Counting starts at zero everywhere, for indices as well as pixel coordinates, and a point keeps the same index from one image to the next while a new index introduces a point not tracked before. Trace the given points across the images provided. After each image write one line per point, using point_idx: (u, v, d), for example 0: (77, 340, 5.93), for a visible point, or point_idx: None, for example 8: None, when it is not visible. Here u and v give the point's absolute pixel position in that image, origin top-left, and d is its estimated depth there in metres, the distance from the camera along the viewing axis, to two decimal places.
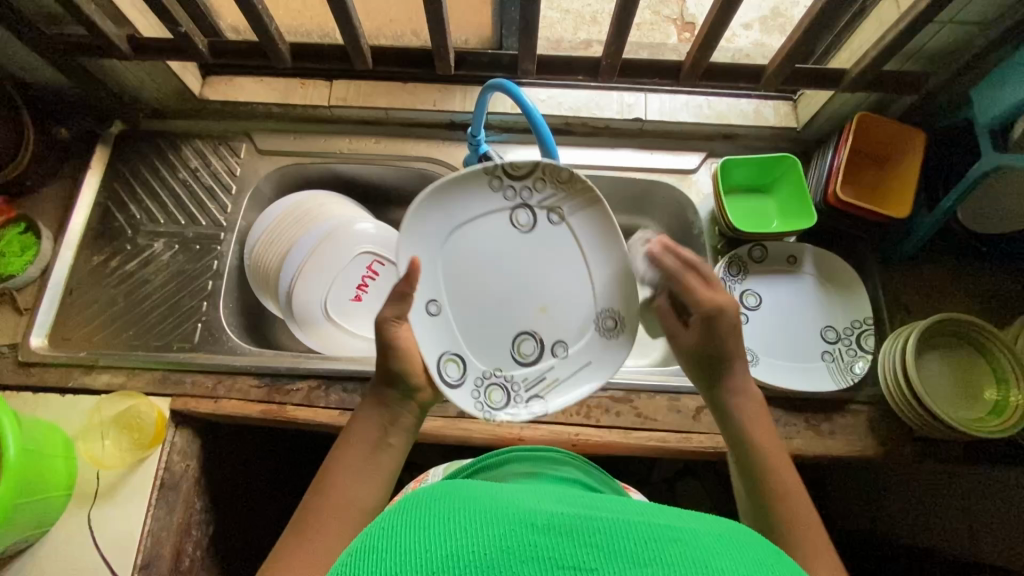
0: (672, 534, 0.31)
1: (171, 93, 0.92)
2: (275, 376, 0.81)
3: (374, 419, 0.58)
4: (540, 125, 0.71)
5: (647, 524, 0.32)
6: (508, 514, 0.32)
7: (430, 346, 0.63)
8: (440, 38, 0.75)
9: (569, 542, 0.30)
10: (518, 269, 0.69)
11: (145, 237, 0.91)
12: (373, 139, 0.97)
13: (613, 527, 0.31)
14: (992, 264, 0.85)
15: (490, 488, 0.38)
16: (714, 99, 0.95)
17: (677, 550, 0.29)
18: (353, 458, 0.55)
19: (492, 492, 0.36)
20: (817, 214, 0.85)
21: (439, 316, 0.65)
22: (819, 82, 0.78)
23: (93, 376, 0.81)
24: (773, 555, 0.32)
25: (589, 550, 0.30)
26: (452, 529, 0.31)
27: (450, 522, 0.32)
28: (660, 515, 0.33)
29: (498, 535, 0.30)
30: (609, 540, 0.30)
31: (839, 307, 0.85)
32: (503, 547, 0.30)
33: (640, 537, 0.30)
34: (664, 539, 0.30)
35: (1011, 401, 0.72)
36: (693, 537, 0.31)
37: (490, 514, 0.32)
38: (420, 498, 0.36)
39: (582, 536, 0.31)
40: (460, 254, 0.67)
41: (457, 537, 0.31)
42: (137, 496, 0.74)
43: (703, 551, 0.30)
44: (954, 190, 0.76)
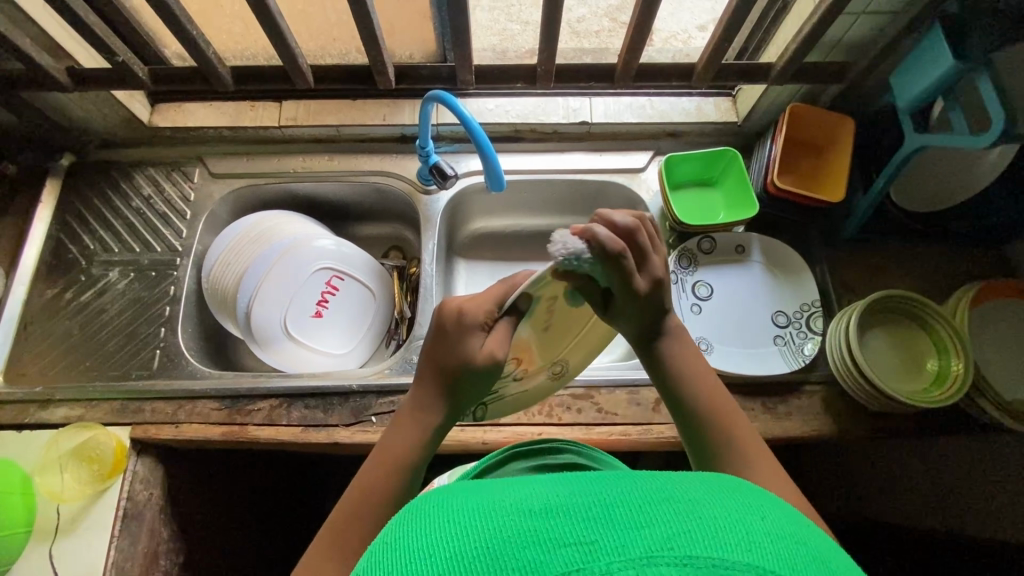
0: (665, 498, 0.30)
1: (120, 122, 0.92)
2: (235, 398, 0.81)
3: (407, 435, 0.51)
4: (480, 134, 0.73)
5: (640, 489, 0.31)
6: (499, 508, 0.31)
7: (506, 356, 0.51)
8: (378, 55, 0.77)
9: (565, 520, 0.29)
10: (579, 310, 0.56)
11: (99, 267, 0.91)
12: (327, 156, 0.98)
13: (610, 501, 0.30)
14: (931, 242, 0.88)
15: (482, 486, 0.37)
16: (657, 99, 0.98)
17: (672, 512, 0.28)
18: (383, 476, 0.50)
19: (491, 489, 0.35)
20: (759, 203, 0.87)
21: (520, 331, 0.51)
22: (747, 77, 0.81)
23: (50, 410, 0.80)
24: (769, 503, 0.32)
25: (587, 525, 0.28)
26: (450, 530, 0.30)
27: (447, 523, 0.30)
28: (651, 479, 0.32)
29: (494, 531, 0.29)
30: (605, 513, 0.29)
31: (787, 292, 0.88)
32: (503, 538, 0.28)
33: (633, 505, 0.29)
34: (659, 504, 0.29)
35: (950, 370, 0.75)
36: (687, 496, 0.30)
37: (482, 511, 0.31)
38: (413, 509, 0.34)
39: (578, 513, 0.29)
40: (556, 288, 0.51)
41: (456, 536, 0.29)
42: (99, 528, 0.73)
43: (696, 506, 0.29)
44: (885, 171, 0.79)
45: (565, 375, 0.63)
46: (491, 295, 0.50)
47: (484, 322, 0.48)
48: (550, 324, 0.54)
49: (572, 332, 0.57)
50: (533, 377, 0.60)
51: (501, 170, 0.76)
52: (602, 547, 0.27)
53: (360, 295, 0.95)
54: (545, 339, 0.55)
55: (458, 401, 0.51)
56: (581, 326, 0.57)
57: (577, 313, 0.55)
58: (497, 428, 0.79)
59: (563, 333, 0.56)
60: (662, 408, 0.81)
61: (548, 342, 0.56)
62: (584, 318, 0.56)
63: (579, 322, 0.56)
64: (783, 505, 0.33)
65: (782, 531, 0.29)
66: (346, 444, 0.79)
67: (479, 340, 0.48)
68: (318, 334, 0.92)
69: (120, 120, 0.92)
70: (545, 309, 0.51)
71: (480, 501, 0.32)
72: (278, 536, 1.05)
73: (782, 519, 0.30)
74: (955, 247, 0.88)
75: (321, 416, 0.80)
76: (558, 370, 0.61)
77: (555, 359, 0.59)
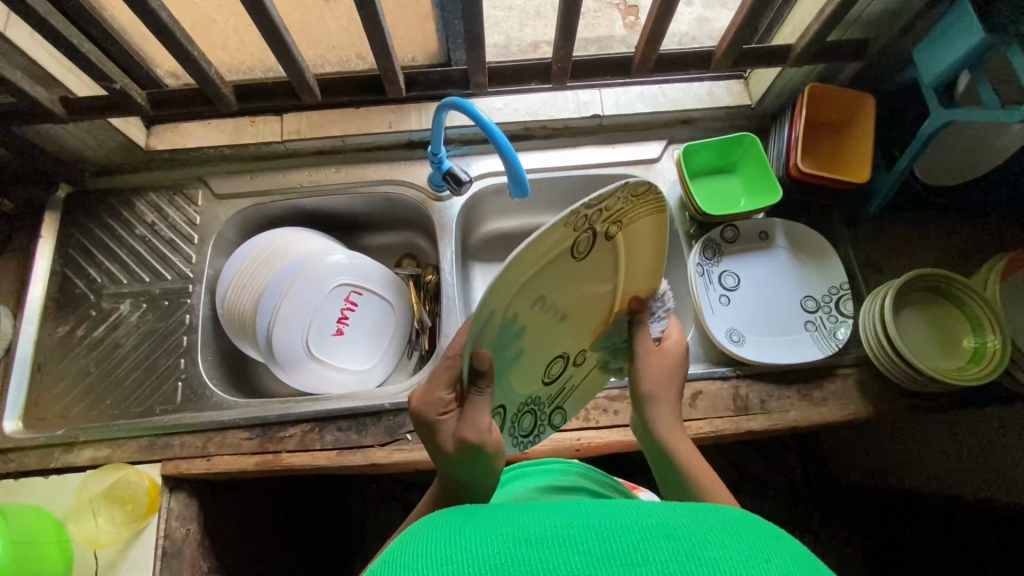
0: (662, 531, 0.31)
1: (116, 148, 0.89)
2: (265, 426, 0.79)
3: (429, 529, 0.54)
4: (501, 140, 0.71)
5: (642, 523, 0.32)
6: (500, 535, 0.33)
7: (501, 377, 0.49)
8: (388, 63, 0.74)
9: (561, 552, 0.31)
10: (582, 282, 0.48)
11: (109, 300, 0.88)
12: (333, 168, 0.95)
13: (606, 531, 0.32)
14: (954, 215, 0.87)
15: (494, 508, 0.39)
16: (667, 87, 0.95)
17: (666, 547, 0.30)
18: None
19: (492, 517, 0.37)
20: (780, 188, 0.86)
21: (513, 347, 0.47)
22: (766, 59, 0.79)
23: (76, 453, 0.78)
24: (768, 530, 0.33)
25: (582, 557, 0.30)
26: (451, 553, 0.32)
27: (448, 548, 0.33)
28: (651, 511, 0.34)
29: (494, 554, 0.31)
30: (599, 544, 0.31)
31: (814, 277, 0.87)
32: (499, 566, 0.30)
33: (629, 539, 0.31)
34: (653, 538, 0.31)
35: (988, 346, 0.74)
36: (684, 529, 0.32)
37: (482, 539, 0.33)
38: (420, 530, 0.36)
39: (575, 544, 0.31)
40: (527, 287, 0.43)
41: (456, 559, 0.31)
42: (139, 569, 0.72)
43: (693, 539, 0.31)
44: (910, 148, 0.78)
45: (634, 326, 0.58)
46: (442, 377, 0.46)
47: (445, 407, 0.47)
48: (560, 315, 0.49)
49: (589, 302, 0.50)
50: (587, 353, 0.57)
51: (525, 175, 0.73)
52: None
53: (378, 309, 0.93)
54: (558, 325, 0.50)
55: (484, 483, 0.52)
56: (609, 295, 0.52)
57: (585, 290, 0.49)
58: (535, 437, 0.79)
59: (590, 309, 0.51)
60: (698, 403, 0.80)
61: (581, 325, 0.53)
62: (602, 288, 0.50)
63: (600, 294, 0.51)
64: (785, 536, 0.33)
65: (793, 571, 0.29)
66: (383, 464, 0.77)
67: (451, 428, 0.47)
68: (341, 352, 0.90)
69: (116, 145, 0.88)
70: (535, 317, 0.47)
71: (482, 528, 0.35)
72: (318, 557, 1.04)
73: (792, 556, 0.31)
74: (979, 218, 0.87)
75: (356, 438, 0.78)
76: (625, 330, 0.57)
77: (607, 328, 0.55)
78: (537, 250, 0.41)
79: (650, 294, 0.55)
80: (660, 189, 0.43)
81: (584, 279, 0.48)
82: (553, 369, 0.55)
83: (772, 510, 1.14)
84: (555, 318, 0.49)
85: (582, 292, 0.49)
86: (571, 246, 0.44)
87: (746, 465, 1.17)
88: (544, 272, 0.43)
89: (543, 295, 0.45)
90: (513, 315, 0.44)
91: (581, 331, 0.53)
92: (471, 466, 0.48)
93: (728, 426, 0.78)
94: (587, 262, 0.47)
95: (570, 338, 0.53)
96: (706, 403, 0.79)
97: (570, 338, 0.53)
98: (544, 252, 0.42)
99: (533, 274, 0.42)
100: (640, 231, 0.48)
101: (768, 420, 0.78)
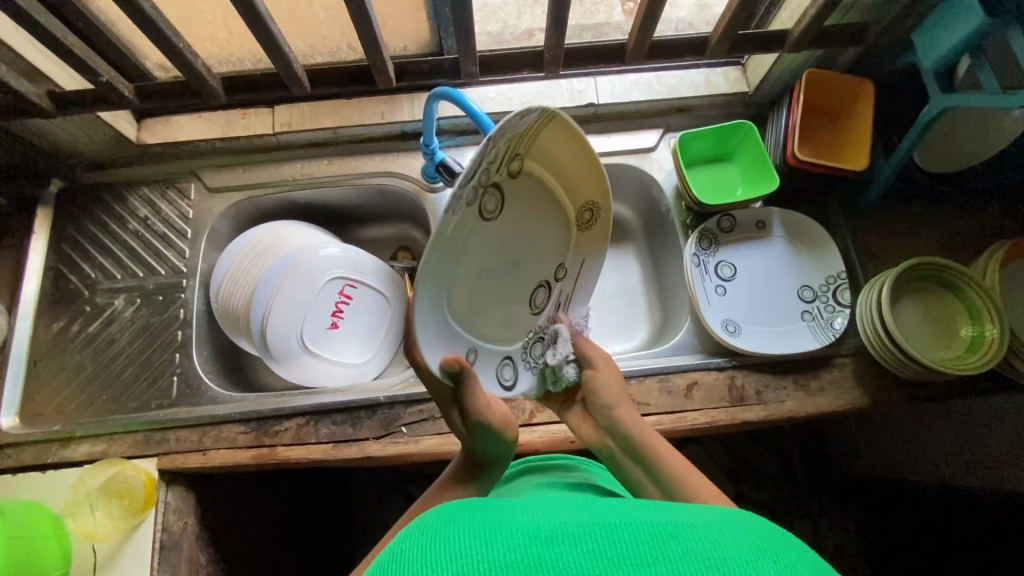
0: (670, 531, 0.32)
1: (107, 142, 0.88)
2: (261, 419, 0.79)
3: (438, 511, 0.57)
4: (491, 130, 0.70)
5: (649, 524, 0.33)
6: (511, 533, 0.34)
7: (492, 333, 0.50)
8: (378, 53, 0.73)
9: (571, 551, 0.32)
10: (510, 224, 0.47)
11: (103, 295, 0.88)
12: (325, 161, 0.94)
13: (614, 531, 0.33)
14: (954, 202, 0.86)
15: (500, 508, 0.40)
16: (664, 74, 0.94)
17: (675, 548, 0.31)
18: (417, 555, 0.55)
19: (500, 515, 0.38)
20: (777, 176, 0.85)
21: (487, 311, 0.49)
22: (763, 45, 0.78)
23: (73, 448, 0.78)
24: (778, 536, 0.34)
25: (592, 556, 0.31)
26: (461, 549, 0.33)
27: (459, 543, 0.34)
28: (658, 512, 0.35)
29: (504, 551, 0.32)
30: (608, 543, 0.32)
31: (812, 266, 0.86)
32: (509, 563, 0.31)
33: (640, 540, 0.32)
34: (661, 538, 0.32)
35: (986, 335, 0.74)
36: (694, 531, 0.33)
37: (491, 536, 0.34)
38: (429, 526, 0.37)
39: (585, 544, 0.32)
40: (462, 265, 0.43)
41: (465, 555, 0.32)
42: (138, 562, 0.72)
43: (701, 542, 0.31)
44: (909, 134, 0.77)
45: (591, 218, 0.56)
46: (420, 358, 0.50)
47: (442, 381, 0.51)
48: (510, 261, 0.49)
49: (531, 233, 0.50)
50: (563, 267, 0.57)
51: None
52: None
53: (372, 301, 0.93)
54: (516, 269, 0.50)
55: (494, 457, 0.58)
56: (540, 206, 0.51)
57: (516, 226, 0.48)
58: (531, 428, 0.79)
59: (534, 242, 0.51)
60: (694, 394, 0.79)
61: (538, 256, 0.53)
62: (529, 208, 0.49)
63: (532, 214, 0.50)
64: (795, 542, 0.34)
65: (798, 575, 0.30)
66: (378, 457, 0.77)
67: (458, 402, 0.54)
68: (336, 345, 0.90)
69: (107, 139, 0.87)
70: (487, 284, 0.47)
71: (490, 526, 0.36)
72: (318, 548, 1.04)
73: (795, 557, 0.32)
74: (979, 206, 0.86)
75: (351, 431, 0.78)
76: (581, 229, 0.57)
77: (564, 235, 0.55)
78: (450, 243, 0.40)
79: (580, 179, 0.54)
80: (535, 108, 0.41)
81: (512, 225, 0.47)
82: (537, 299, 0.55)
83: (770, 499, 1.14)
84: (506, 267, 0.49)
85: (517, 231, 0.48)
86: (481, 210, 0.42)
87: (745, 455, 1.17)
88: (468, 249, 0.43)
89: (481, 263, 0.45)
90: (464, 293, 0.45)
91: (542, 253, 0.53)
92: (479, 434, 0.55)
93: (724, 416, 0.78)
94: (504, 207, 0.46)
95: (535, 269, 0.53)
96: (701, 393, 0.79)
97: (535, 269, 0.53)
98: (458, 241, 0.41)
99: (459, 261, 0.42)
100: (530, 140, 0.45)
101: (764, 410, 0.78)
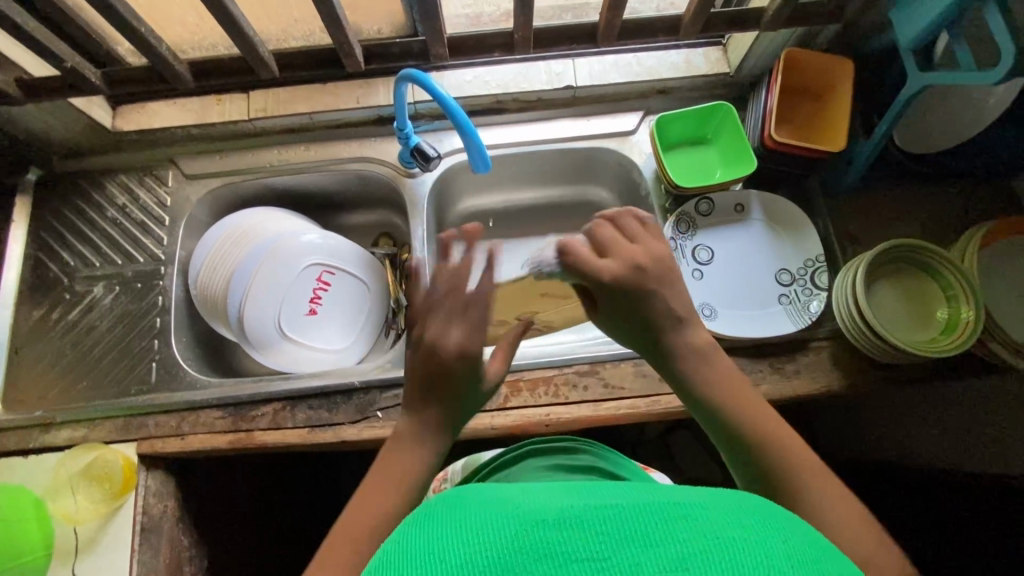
0: (675, 512, 0.33)
1: (82, 130, 0.88)
2: (238, 404, 0.80)
3: None
4: (458, 113, 0.70)
5: (654, 505, 0.33)
6: (517, 517, 0.34)
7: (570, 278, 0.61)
8: (342, 36, 0.72)
9: (581, 532, 0.31)
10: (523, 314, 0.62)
11: (82, 283, 0.88)
12: (303, 146, 0.94)
13: (618, 515, 0.33)
14: (935, 184, 0.85)
15: (497, 491, 0.40)
16: (643, 55, 0.92)
17: (681, 529, 0.31)
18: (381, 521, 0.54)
19: (504, 497, 0.38)
20: (756, 159, 0.84)
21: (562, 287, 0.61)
22: (739, 24, 0.76)
23: (54, 433, 0.79)
24: (779, 518, 0.35)
25: (600, 539, 0.31)
26: (469, 536, 0.33)
27: (468, 529, 0.34)
28: (661, 494, 0.36)
29: (513, 536, 0.32)
30: (616, 526, 0.32)
31: (791, 249, 0.85)
32: (519, 546, 0.31)
33: (651, 522, 0.32)
34: (667, 519, 0.32)
35: (961, 316, 0.73)
36: (701, 512, 0.33)
37: (498, 521, 0.34)
38: (432, 513, 0.37)
39: (592, 526, 0.32)
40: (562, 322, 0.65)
41: (474, 544, 0.32)
42: (119, 544, 0.74)
43: (708, 524, 0.32)
44: (887, 115, 0.75)
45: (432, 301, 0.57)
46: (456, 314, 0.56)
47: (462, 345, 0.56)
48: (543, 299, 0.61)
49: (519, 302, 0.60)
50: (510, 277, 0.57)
51: (486, 150, 0.72)
52: (613, 562, 0.30)
53: (352, 288, 0.93)
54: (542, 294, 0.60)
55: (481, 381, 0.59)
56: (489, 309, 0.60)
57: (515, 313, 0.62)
58: (505, 412, 0.79)
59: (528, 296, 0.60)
60: None
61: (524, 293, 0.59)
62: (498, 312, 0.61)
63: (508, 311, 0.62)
64: (792, 520, 0.36)
65: (798, 554, 0.32)
66: (354, 442, 0.78)
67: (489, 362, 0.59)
68: (315, 332, 0.90)
69: (82, 127, 0.87)
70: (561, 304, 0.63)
71: (494, 509, 0.35)
72: (306, 531, 1.06)
73: (795, 537, 0.33)
74: (961, 187, 0.85)
75: (327, 416, 0.79)
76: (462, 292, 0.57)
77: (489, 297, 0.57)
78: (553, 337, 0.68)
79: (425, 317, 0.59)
80: None
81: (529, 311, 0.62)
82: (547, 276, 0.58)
83: None
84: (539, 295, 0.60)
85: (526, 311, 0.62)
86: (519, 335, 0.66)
87: None
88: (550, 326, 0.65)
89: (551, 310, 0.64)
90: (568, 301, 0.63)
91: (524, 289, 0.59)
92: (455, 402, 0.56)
93: None
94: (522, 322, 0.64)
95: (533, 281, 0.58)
96: None
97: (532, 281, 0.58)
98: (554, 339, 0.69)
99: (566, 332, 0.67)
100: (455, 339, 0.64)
101: None
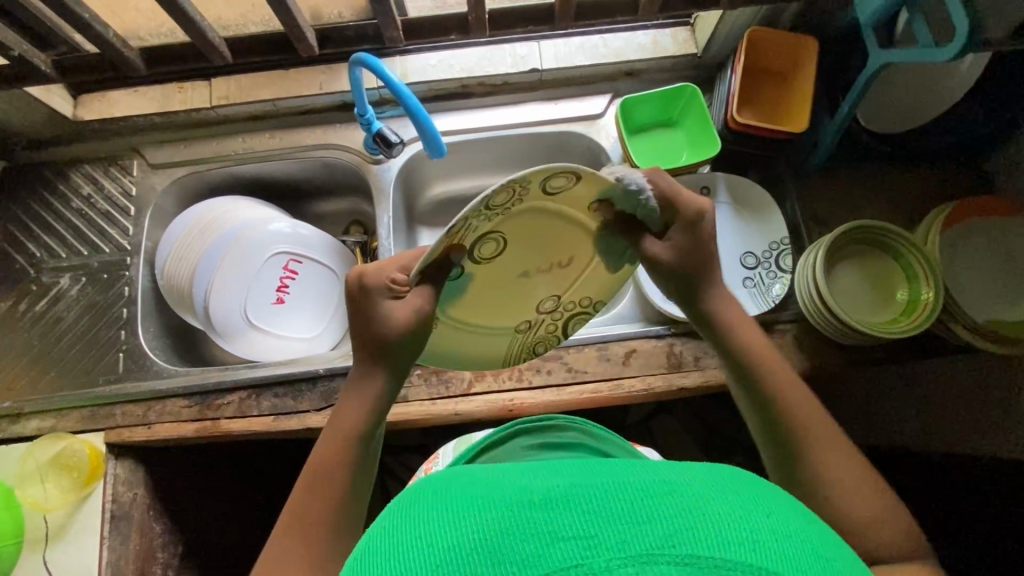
0: (662, 486, 0.30)
1: (42, 120, 0.87)
2: (204, 393, 0.80)
3: None
4: (410, 98, 0.68)
5: (639, 479, 0.30)
6: (496, 498, 0.30)
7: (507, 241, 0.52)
8: (291, 19, 0.71)
9: (564, 512, 0.28)
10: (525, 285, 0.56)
11: (49, 274, 0.88)
12: (267, 134, 0.93)
13: (602, 490, 0.30)
14: (902, 165, 0.84)
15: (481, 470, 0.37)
16: (610, 37, 0.91)
17: (670, 503, 0.28)
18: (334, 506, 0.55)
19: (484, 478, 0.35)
20: (721, 141, 0.83)
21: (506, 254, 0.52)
22: (699, 3, 0.75)
23: (23, 423, 0.80)
24: (766, 491, 0.33)
25: (586, 518, 0.28)
26: (444, 524, 0.29)
27: (444, 515, 0.30)
28: (644, 468, 0.33)
29: (493, 520, 0.29)
30: (602, 502, 0.29)
31: (757, 232, 0.85)
32: (501, 531, 0.28)
33: (637, 497, 0.29)
34: (655, 492, 0.29)
35: (921, 299, 0.73)
36: (687, 484, 0.30)
37: (476, 503, 0.31)
38: (404, 502, 0.34)
39: (577, 503, 0.29)
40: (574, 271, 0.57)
41: (450, 533, 0.29)
42: (87, 531, 0.75)
43: (696, 496, 0.29)
44: (851, 93, 0.74)
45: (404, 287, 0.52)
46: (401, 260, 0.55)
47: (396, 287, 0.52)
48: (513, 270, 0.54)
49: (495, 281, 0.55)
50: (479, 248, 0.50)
51: (440, 136, 0.71)
52: (600, 541, 0.27)
53: (321, 275, 0.93)
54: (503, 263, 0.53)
55: (386, 319, 0.51)
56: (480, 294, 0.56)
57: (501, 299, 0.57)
58: (469, 398, 0.79)
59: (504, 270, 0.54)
60: (631, 362, 0.80)
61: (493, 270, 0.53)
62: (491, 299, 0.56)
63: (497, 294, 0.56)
64: (781, 493, 0.33)
65: (786, 526, 0.30)
66: (319, 428, 0.78)
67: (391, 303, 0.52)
68: (285, 320, 0.90)
69: (42, 117, 0.87)
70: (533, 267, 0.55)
71: (470, 490, 0.32)
72: None
73: (785, 509, 0.31)
74: (928, 167, 0.84)
75: (291, 403, 0.79)
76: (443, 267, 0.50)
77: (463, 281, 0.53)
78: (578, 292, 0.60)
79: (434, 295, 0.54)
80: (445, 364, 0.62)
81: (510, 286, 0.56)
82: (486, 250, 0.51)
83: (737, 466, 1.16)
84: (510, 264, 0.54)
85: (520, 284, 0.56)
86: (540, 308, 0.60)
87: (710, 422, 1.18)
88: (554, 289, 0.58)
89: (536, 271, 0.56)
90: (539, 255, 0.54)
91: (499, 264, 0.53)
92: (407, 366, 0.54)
93: (661, 383, 0.78)
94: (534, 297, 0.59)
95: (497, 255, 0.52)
96: (638, 361, 0.79)
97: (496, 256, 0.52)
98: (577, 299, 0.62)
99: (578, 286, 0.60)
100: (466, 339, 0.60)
101: (701, 376, 0.78)
